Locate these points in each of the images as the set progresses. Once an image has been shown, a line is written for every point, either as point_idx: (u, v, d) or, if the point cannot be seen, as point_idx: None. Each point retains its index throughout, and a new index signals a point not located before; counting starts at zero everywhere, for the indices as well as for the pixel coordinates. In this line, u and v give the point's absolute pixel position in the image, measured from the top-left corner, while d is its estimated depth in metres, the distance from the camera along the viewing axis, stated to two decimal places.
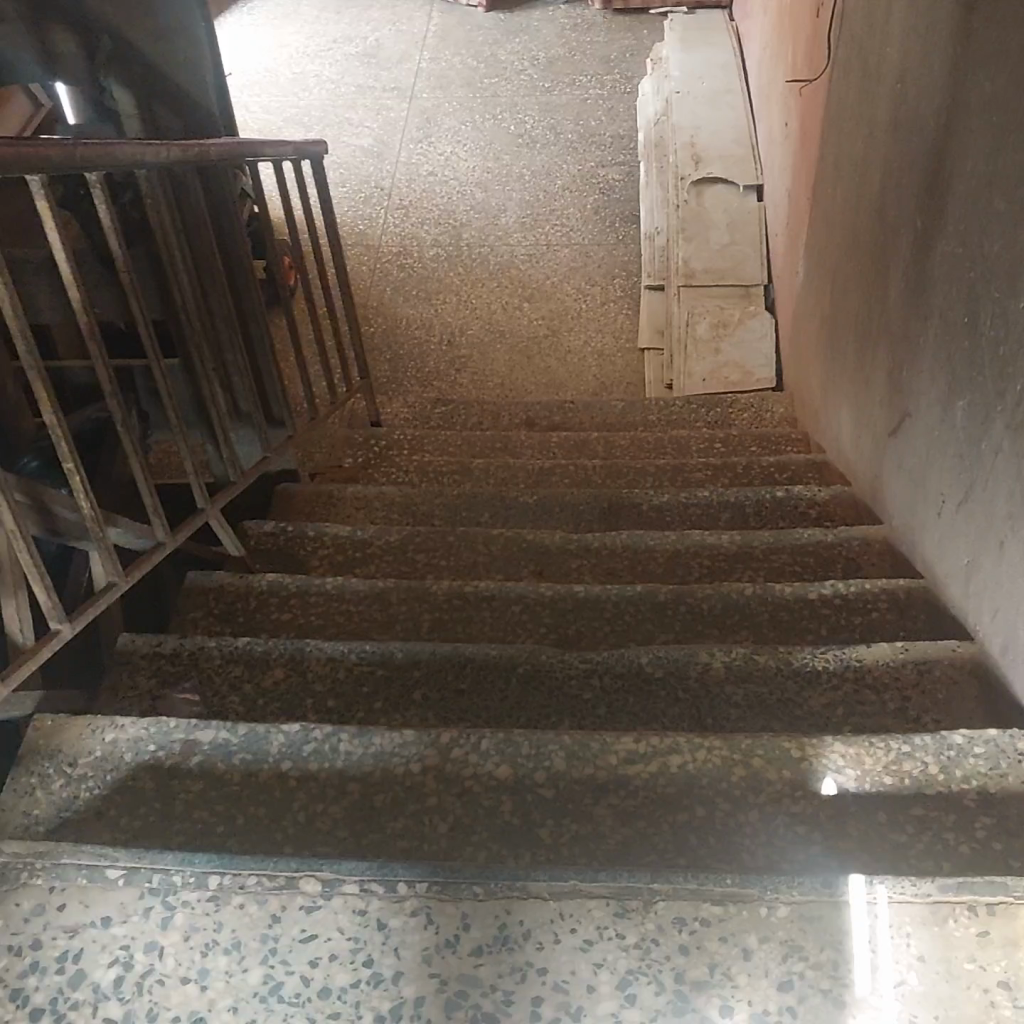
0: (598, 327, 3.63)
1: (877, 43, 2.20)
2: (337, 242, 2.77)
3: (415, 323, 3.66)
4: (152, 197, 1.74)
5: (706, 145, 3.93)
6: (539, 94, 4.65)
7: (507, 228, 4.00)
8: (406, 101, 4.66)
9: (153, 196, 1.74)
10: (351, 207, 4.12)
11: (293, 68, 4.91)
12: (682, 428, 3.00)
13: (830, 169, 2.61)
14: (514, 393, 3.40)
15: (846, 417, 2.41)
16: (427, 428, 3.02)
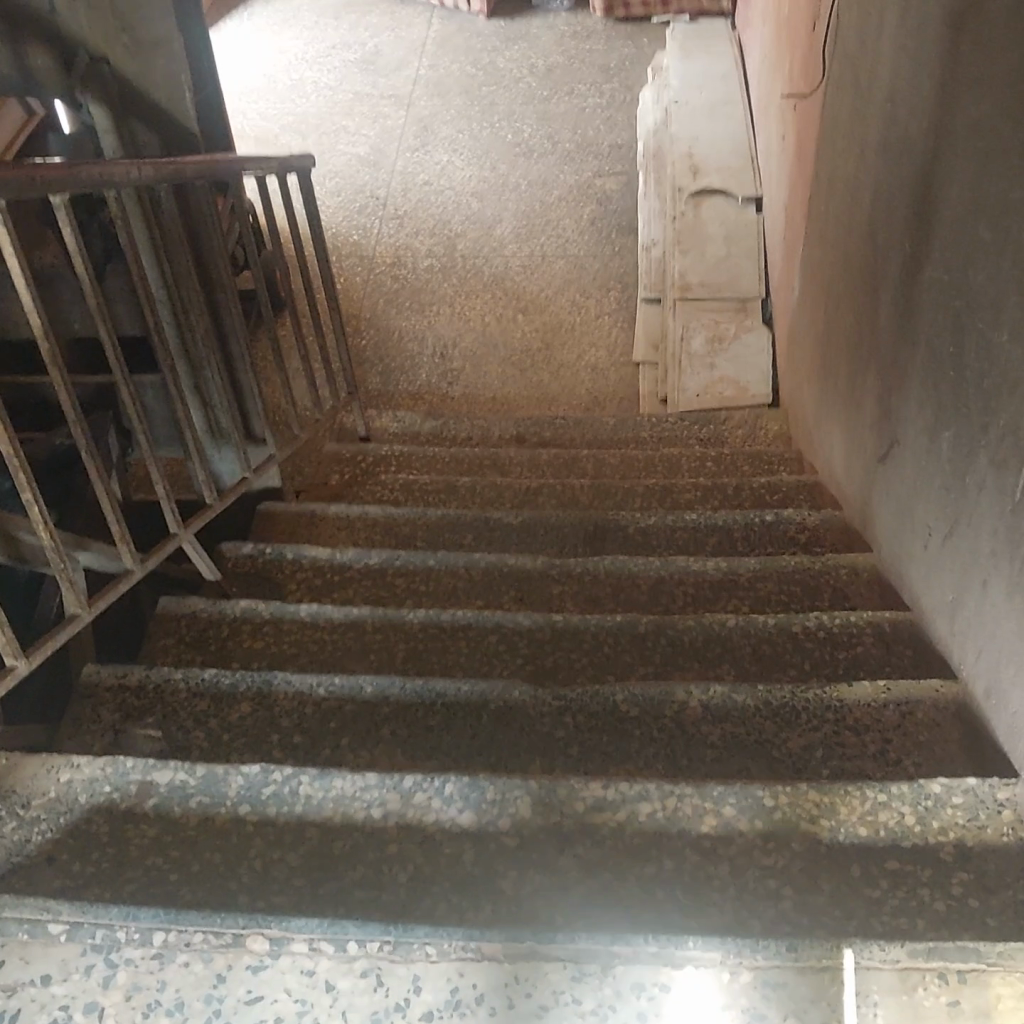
0: (592, 341, 3.59)
1: (869, 62, 2.16)
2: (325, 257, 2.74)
3: (408, 337, 3.62)
4: (122, 219, 1.69)
5: (705, 157, 3.90)
6: (538, 102, 4.61)
7: (502, 239, 3.96)
8: (404, 109, 4.63)
9: (122, 218, 1.68)
10: (346, 217, 4.09)
11: (290, 75, 4.87)
12: (675, 446, 2.96)
13: (825, 186, 2.57)
14: (504, 409, 3.36)
15: (838, 439, 2.37)
16: (416, 444, 2.99)
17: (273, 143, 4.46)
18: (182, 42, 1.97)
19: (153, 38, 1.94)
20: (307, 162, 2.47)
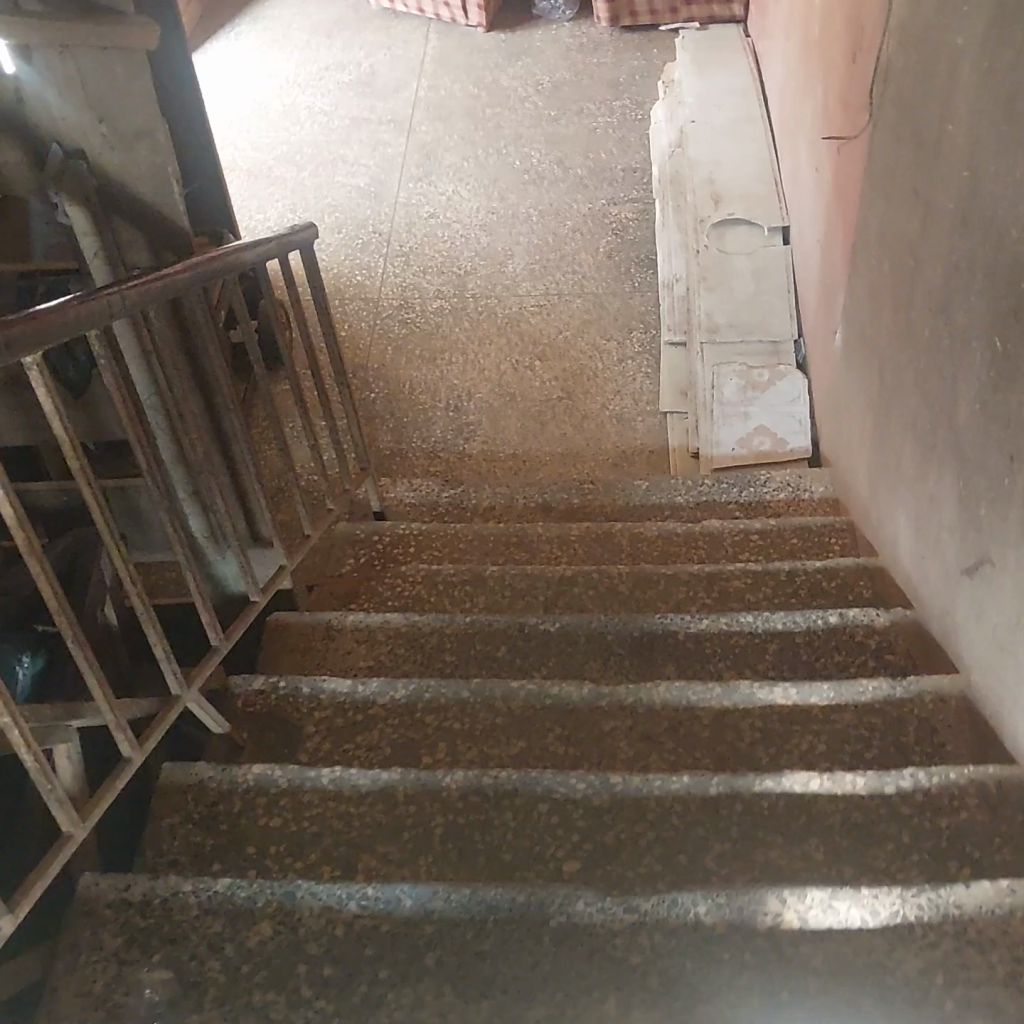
0: (616, 389, 3.37)
1: (934, 115, 1.92)
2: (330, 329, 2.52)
3: (420, 390, 3.41)
4: (106, 358, 1.46)
5: (726, 182, 3.68)
6: (545, 123, 4.38)
7: (515, 276, 3.74)
8: (404, 134, 4.40)
9: (106, 356, 1.46)
10: (348, 256, 3.86)
11: (283, 101, 4.64)
12: (715, 516, 2.75)
13: (876, 239, 2.34)
14: (525, 474, 3.14)
15: (903, 524, 2.17)
16: (432, 522, 2.78)
17: (269, 177, 4.24)
18: (164, 133, 2.03)
19: (134, 132, 2.01)
20: (305, 233, 2.24)
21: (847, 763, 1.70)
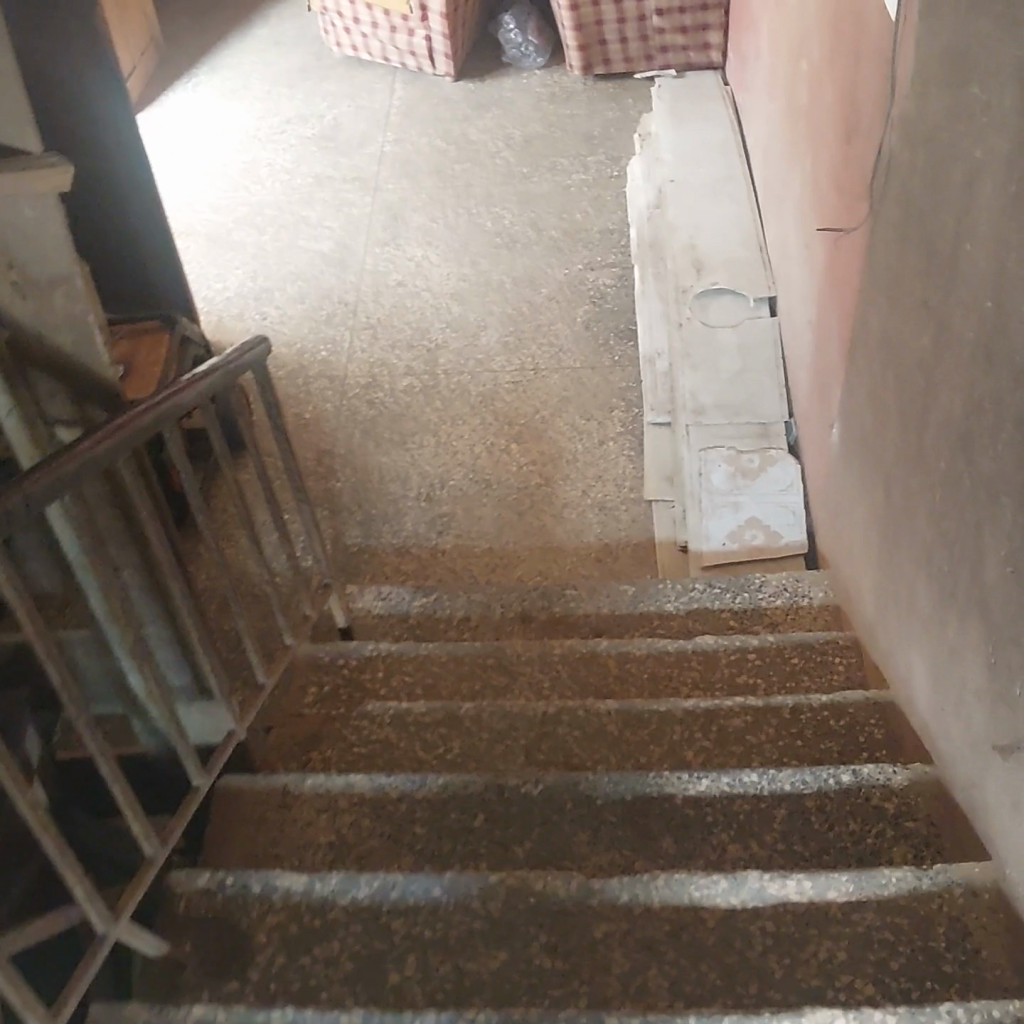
0: (598, 475, 3.18)
1: (948, 229, 1.74)
2: (288, 445, 2.35)
3: (389, 478, 3.20)
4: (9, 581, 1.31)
5: (708, 249, 3.52)
6: (517, 181, 4.20)
7: (489, 351, 3.55)
8: (369, 193, 4.21)
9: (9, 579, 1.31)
10: (312, 329, 3.66)
11: (242, 157, 4.44)
12: (710, 630, 2.55)
13: (879, 344, 2.16)
14: (501, 575, 2.93)
15: (919, 664, 1.99)
16: (402, 639, 2.57)
17: (227, 241, 4.04)
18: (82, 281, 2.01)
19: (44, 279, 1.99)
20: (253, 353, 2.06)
21: (873, 985, 1.51)
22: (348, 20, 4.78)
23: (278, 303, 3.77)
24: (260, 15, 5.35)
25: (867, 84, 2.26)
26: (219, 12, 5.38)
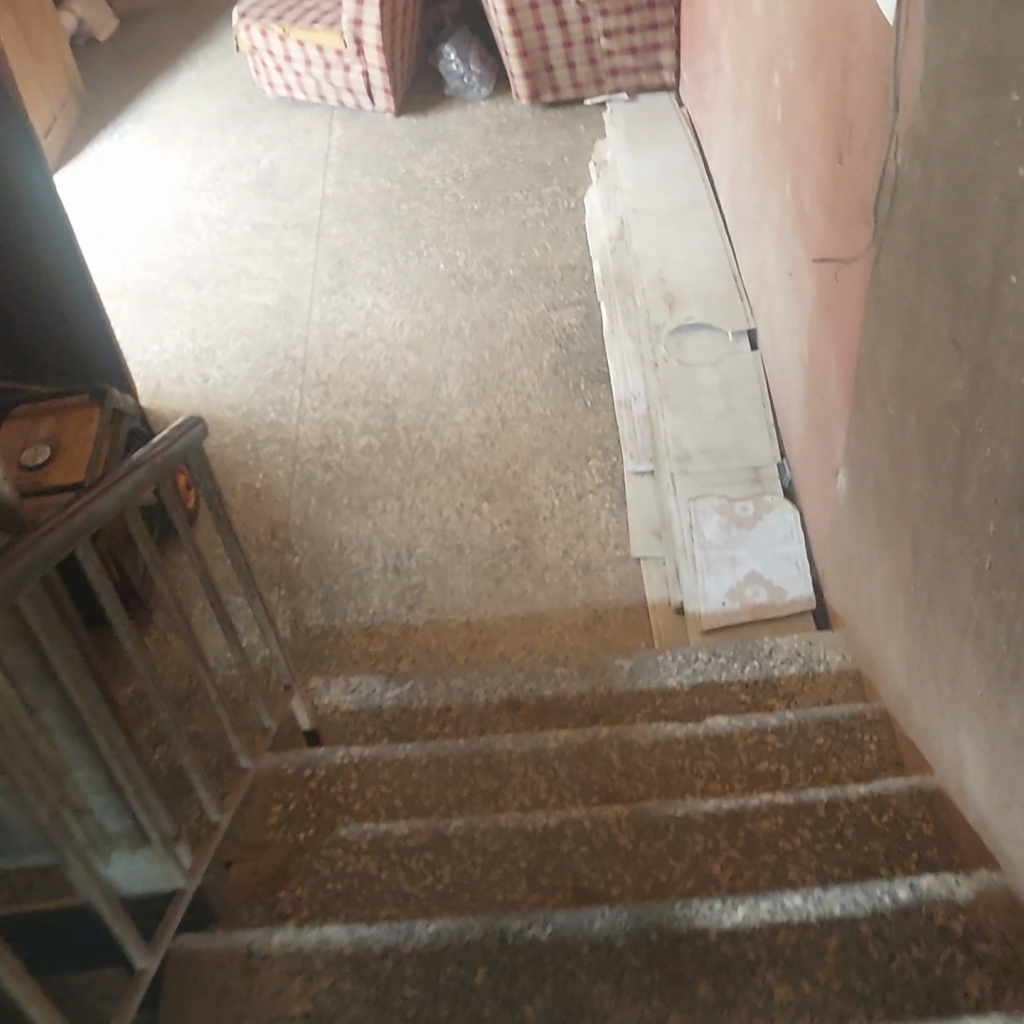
0: (578, 531, 2.92)
1: (982, 259, 1.51)
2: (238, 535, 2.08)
3: (350, 548, 2.92)
4: None
5: (679, 282, 3.30)
6: (469, 219, 3.97)
7: (451, 402, 3.29)
8: (312, 240, 3.95)
9: None
10: (259, 390, 3.39)
11: (175, 209, 4.17)
12: (720, 712, 2.26)
13: (897, 387, 1.93)
14: (481, 655, 2.65)
15: (970, 749, 1.75)
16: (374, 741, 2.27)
17: (163, 300, 3.76)
18: None
19: None
20: (186, 440, 1.80)
21: None
22: (280, 59, 4.54)
23: (221, 364, 3.50)
24: (187, 58, 5.10)
25: (862, 98, 2.04)
26: (144, 57, 5.12)
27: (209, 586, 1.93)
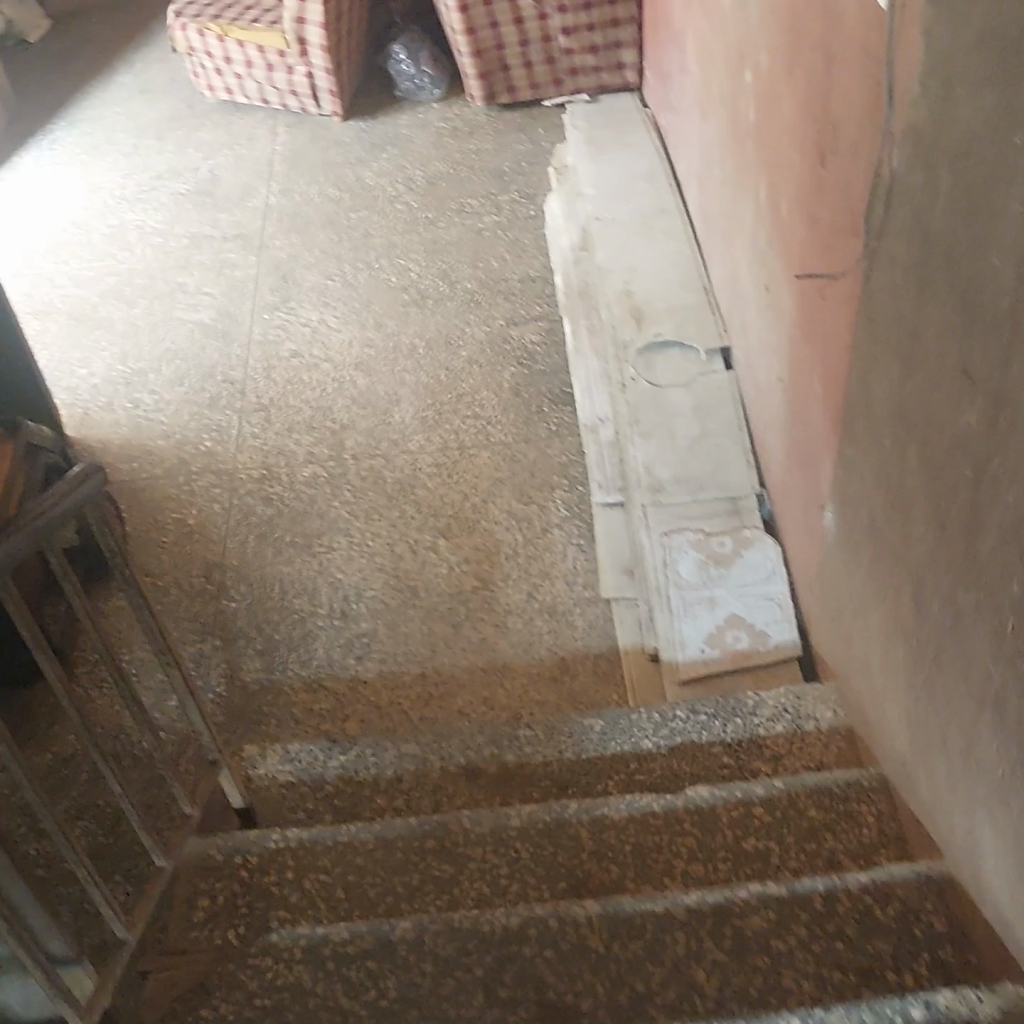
0: (542, 569, 2.68)
1: (999, 278, 1.30)
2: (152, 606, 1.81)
3: (294, 591, 2.68)
4: None
5: (646, 295, 3.08)
6: (422, 228, 3.73)
7: (404, 427, 3.05)
8: (254, 253, 3.70)
9: None
10: (195, 416, 3.14)
11: (108, 220, 3.91)
12: (702, 780, 2.03)
13: (894, 421, 1.72)
14: (437, 715, 2.40)
15: (988, 836, 1.52)
16: (317, 823, 2.04)
17: (93, 319, 3.50)
18: None
19: None
20: (71, 502, 1.52)
21: None
22: (220, 61, 4.28)
23: (155, 388, 3.25)
24: (123, 62, 4.83)
25: (849, 94, 1.82)
26: (77, 61, 4.85)
27: (115, 668, 1.65)
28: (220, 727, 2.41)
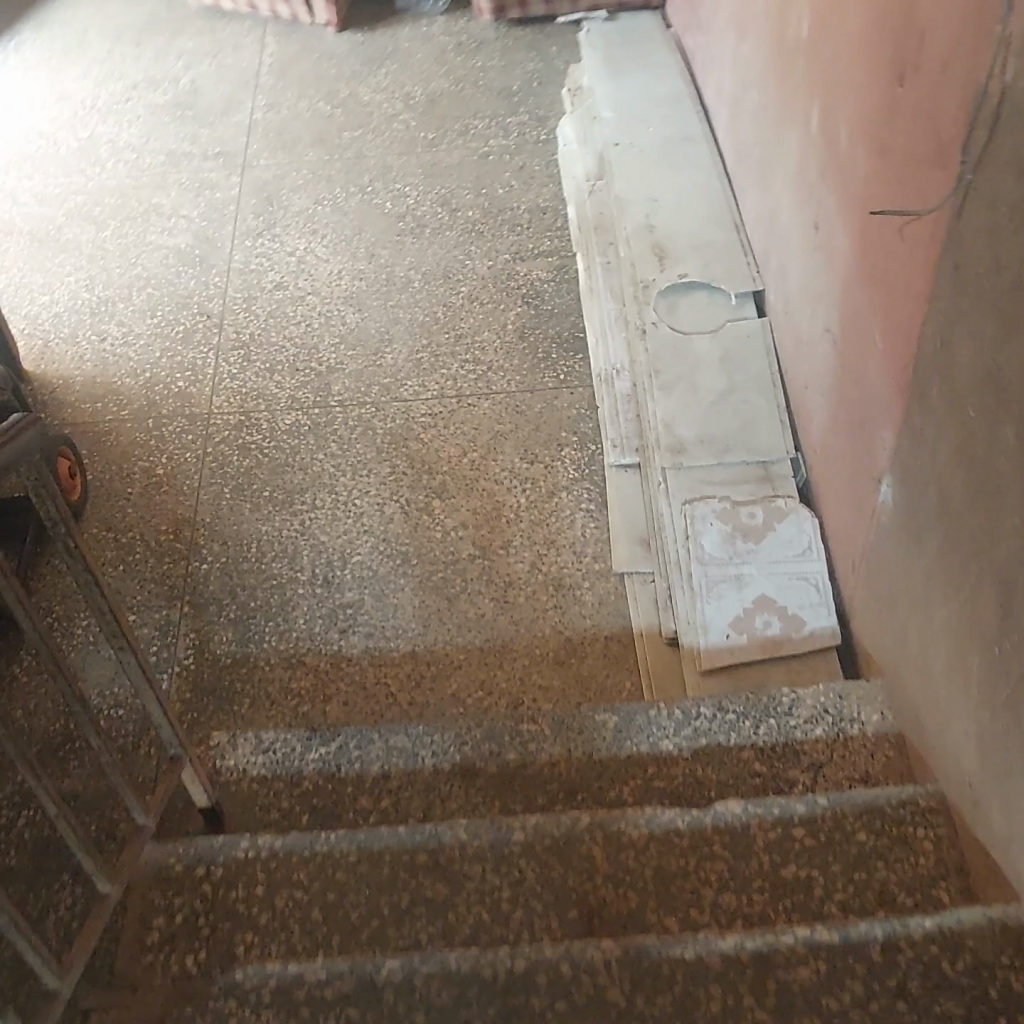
0: (548, 536, 2.42)
1: None
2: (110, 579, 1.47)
3: (271, 552, 2.41)
4: None
5: (670, 232, 2.78)
6: (421, 151, 3.41)
7: (397, 371, 2.76)
8: (237, 172, 3.38)
9: None
10: (167, 352, 2.84)
11: (77, 132, 3.57)
12: (731, 792, 1.79)
13: (985, 392, 1.45)
14: (428, 700, 2.15)
15: None
16: (292, 829, 1.79)
17: (58, 240, 3.19)
18: None
19: None
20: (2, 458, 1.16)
21: None
22: None
23: (123, 319, 2.95)
24: None
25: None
26: None
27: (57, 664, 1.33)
28: (185, 705, 2.15)
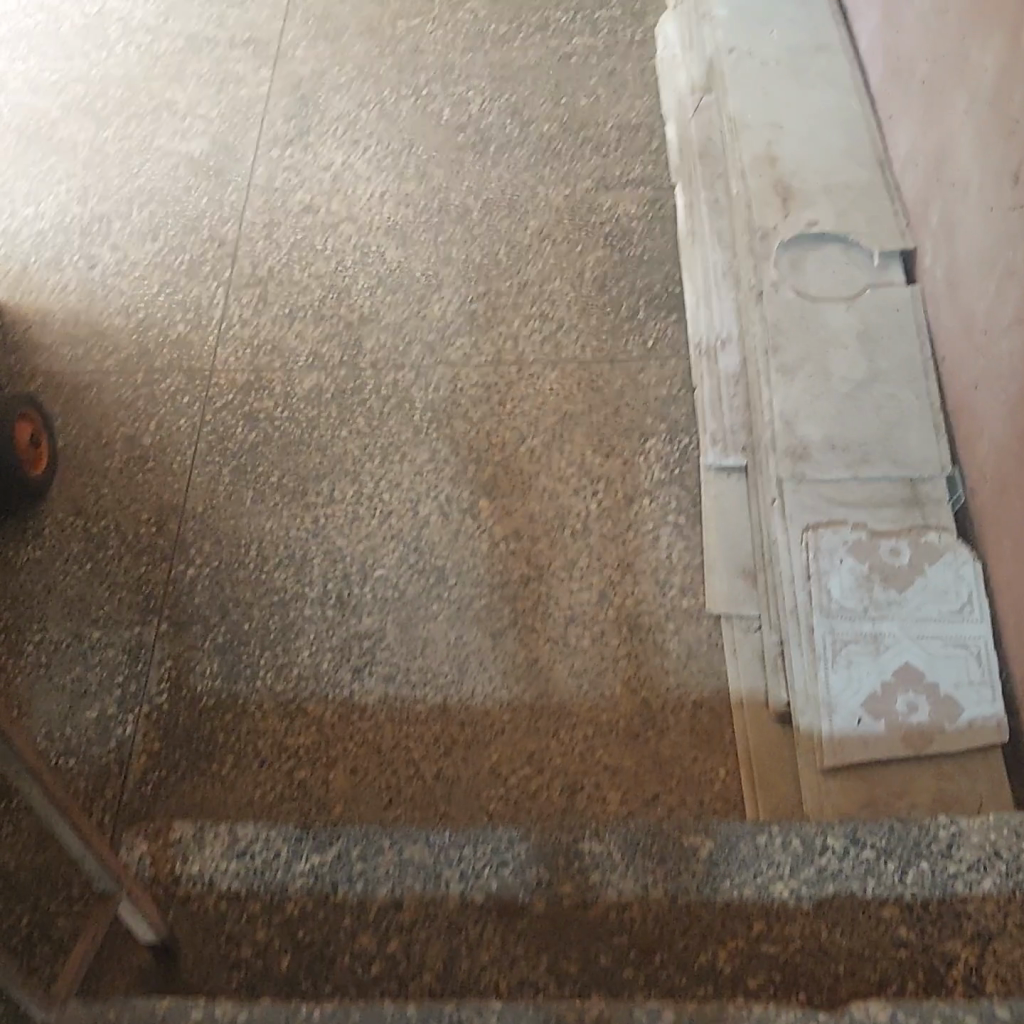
0: (624, 557, 1.90)
1: None
2: None
3: (274, 556, 1.92)
4: None
5: (796, 167, 2.20)
6: (490, 46, 2.82)
7: (444, 327, 2.23)
8: (269, 65, 2.81)
9: None
10: (167, 287, 2.33)
11: (85, 8, 3.02)
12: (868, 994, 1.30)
13: None
14: (460, 777, 1.66)
15: None
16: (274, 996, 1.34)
17: (50, 140, 2.67)
18: None
19: None
20: None
21: None
22: None
23: (117, 241, 2.43)
24: None
25: None
26: None
27: None
28: (151, 762, 1.70)
